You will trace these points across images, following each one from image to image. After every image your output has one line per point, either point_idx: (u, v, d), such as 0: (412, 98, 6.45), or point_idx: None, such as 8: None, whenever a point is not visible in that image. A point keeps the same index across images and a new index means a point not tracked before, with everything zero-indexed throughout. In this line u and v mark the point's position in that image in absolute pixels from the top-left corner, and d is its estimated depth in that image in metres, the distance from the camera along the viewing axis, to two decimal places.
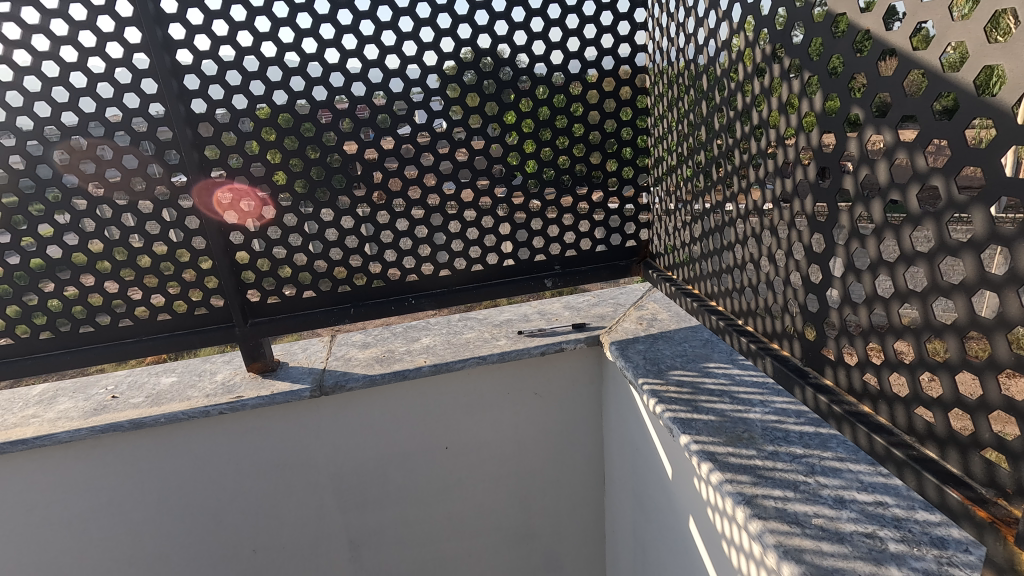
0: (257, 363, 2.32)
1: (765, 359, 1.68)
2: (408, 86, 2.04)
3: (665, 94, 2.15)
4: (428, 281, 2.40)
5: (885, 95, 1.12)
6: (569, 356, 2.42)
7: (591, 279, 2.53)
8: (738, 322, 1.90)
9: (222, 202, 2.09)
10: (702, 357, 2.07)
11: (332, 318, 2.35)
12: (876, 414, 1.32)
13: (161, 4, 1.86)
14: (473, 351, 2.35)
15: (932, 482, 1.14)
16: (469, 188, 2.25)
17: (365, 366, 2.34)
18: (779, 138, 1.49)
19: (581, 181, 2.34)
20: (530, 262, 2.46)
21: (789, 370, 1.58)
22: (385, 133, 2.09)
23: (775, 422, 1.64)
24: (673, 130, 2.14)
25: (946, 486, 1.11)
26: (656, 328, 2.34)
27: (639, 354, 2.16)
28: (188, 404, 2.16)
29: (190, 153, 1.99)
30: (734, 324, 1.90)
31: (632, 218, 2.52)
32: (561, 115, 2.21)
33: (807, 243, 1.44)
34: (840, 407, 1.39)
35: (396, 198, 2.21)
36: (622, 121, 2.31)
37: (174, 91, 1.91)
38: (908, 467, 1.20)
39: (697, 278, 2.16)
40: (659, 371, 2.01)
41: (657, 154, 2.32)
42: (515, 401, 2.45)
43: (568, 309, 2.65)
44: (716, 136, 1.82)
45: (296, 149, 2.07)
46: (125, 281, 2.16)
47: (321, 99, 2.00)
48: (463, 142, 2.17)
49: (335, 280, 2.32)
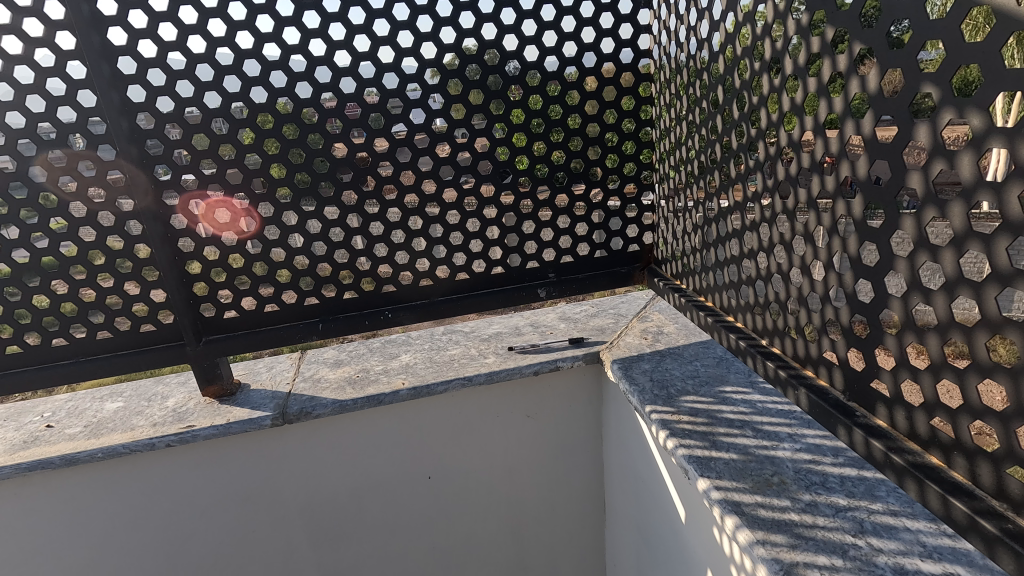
0: (213, 386, 2.05)
1: (798, 390, 1.40)
2: (380, 72, 1.79)
3: (672, 81, 1.90)
4: (407, 292, 2.14)
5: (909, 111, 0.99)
6: (566, 375, 2.14)
7: (588, 288, 2.27)
8: (761, 343, 1.64)
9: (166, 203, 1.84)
10: (717, 380, 1.81)
11: (297, 335, 2.08)
12: (949, 468, 1.06)
13: None
14: (458, 371, 2.09)
15: None
16: (452, 188, 2.00)
17: (336, 389, 2.07)
18: (818, 127, 1.22)
19: (578, 178, 2.08)
20: (521, 270, 2.20)
21: (828, 406, 1.30)
22: (355, 125, 1.84)
23: (810, 463, 1.39)
24: (682, 121, 1.88)
25: None
26: (662, 344, 2.09)
27: (645, 376, 1.90)
28: (131, 436, 1.90)
29: (127, 148, 1.73)
30: (758, 346, 1.63)
31: (634, 220, 2.25)
32: (556, 105, 1.95)
33: (854, 254, 1.17)
34: (901, 457, 1.13)
35: (369, 199, 1.95)
36: (624, 112, 2.05)
37: (106, 75, 1.65)
38: (1003, 546, 0.94)
39: (711, 289, 1.90)
40: (669, 397, 1.76)
41: (663, 148, 2.06)
42: (506, 426, 2.18)
43: (563, 321, 2.40)
44: (734, 126, 1.55)
45: (252, 143, 1.81)
46: (57, 295, 1.89)
47: (280, 86, 1.75)
48: (445, 135, 1.92)
49: (301, 292, 2.05)
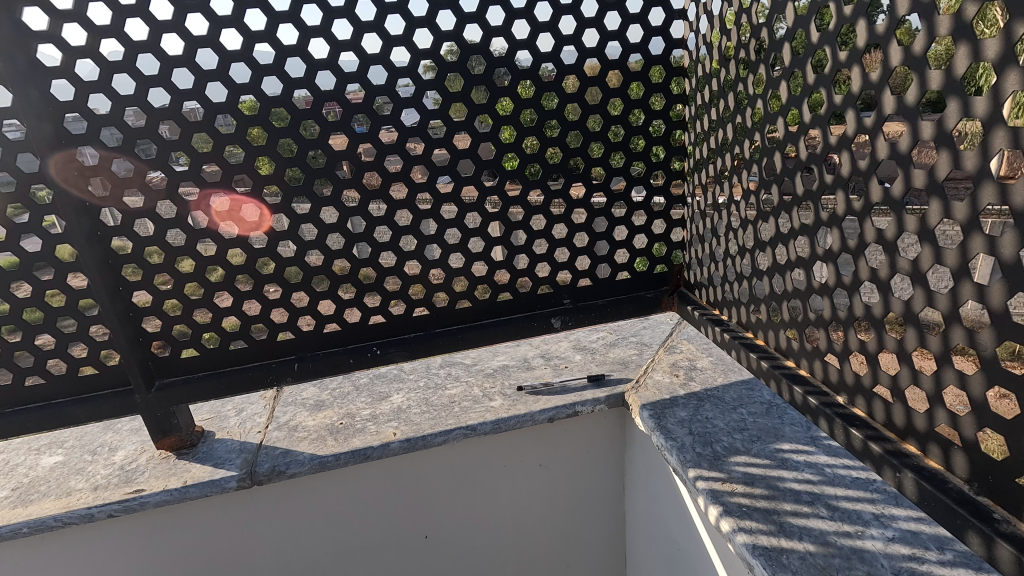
0: (168, 440, 1.73)
1: (903, 476, 1.12)
2: (365, 65, 1.49)
3: (713, 75, 1.60)
4: (399, 323, 1.82)
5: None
6: (585, 420, 1.84)
7: (609, 316, 1.96)
8: (836, 401, 1.34)
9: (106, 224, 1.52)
10: (770, 435, 1.52)
11: (269, 377, 1.76)
12: None
13: None
14: (459, 418, 1.78)
15: None
16: (451, 201, 1.69)
17: (315, 440, 1.76)
18: (942, 135, 0.91)
19: (598, 189, 1.78)
20: (531, 296, 1.89)
21: (955, 505, 1.02)
22: (335, 128, 1.54)
23: (911, 561, 1.10)
24: (726, 123, 1.56)
25: None
26: (697, 384, 1.79)
27: (682, 427, 1.60)
28: (65, 505, 1.57)
29: (53, 157, 1.41)
30: (838, 408, 1.32)
31: (661, 237, 1.93)
32: (573, 103, 1.65)
33: (996, 307, 0.88)
34: None
35: (352, 216, 1.64)
36: (652, 112, 1.75)
37: (22, 67, 1.34)
38: None
39: (761, 325, 1.59)
40: (715, 458, 1.46)
41: (699, 155, 1.76)
42: (514, 479, 1.87)
43: (578, 352, 2.09)
44: (803, 131, 1.24)
45: (211, 151, 1.50)
46: None
47: (243, 82, 1.45)
48: (442, 140, 1.62)
49: (272, 326, 1.73)
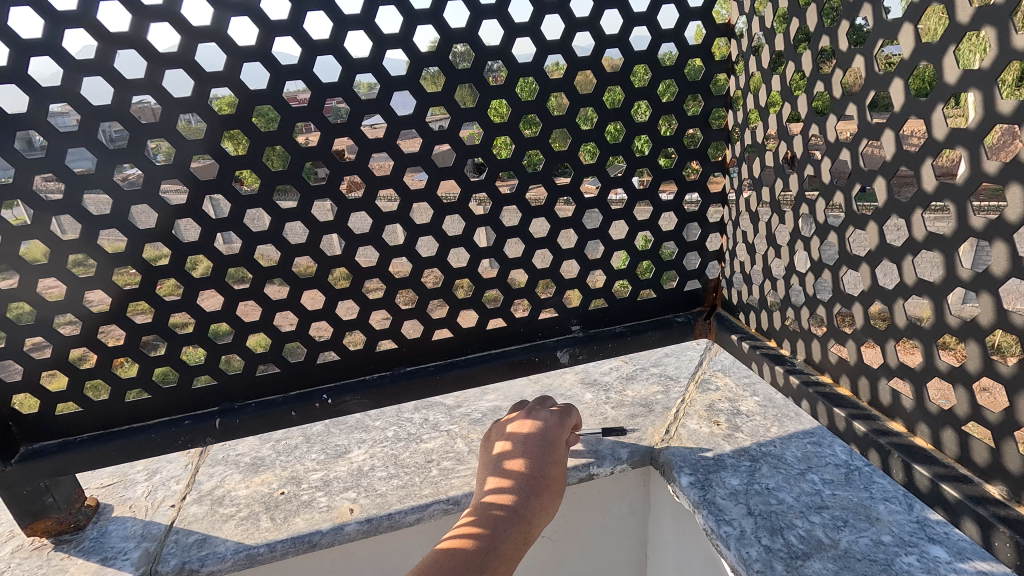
0: (42, 523, 1.28)
1: None
2: (301, 12, 1.13)
3: (773, 32, 1.20)
4: (357, 362, 1.39)
5: None
6: (601, 483, 1.42)
7: (628, 345, 1.55)
8: (995, 497, 0.86)
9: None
10: (860, 518, 1.12)
11: (183, 437, 1.31)
12: None
13: None
14: (438, 486, 1.34)
15: None
16: (424, 201, 1.29)
17: (245, 519, 1.31)
18: None
19: (615, 183, 1.39)
20: (530, 322, 1.48)
21: None
22: (264, 101, 1.14)
23: None
24: (795, 95, 1.17)
25: None
26: (745, 435, 1.40)
27: (737, 502, 1.19)
28: None
29: None
30: (998, 509, 0.85)
31: (695, 245, 1.53)
32: (587, 71, 1.27)
33: None
34: None
35: (290, 221, 1.23)
36: (689, 85, 1.36)
37: None
38: None
39: (842, 368, 1.16)
40: (792, 557, 1.05)
41: (747, 139, 1.36)
42: None
43: (589, 389, 1.69)
44: (941, 97, 0.84)
45: (78, 131, 1.07)
46: None
47: (127, 33, 1.05)
48: (410, 118, 1.22)
49: (184, 370, 1.29)
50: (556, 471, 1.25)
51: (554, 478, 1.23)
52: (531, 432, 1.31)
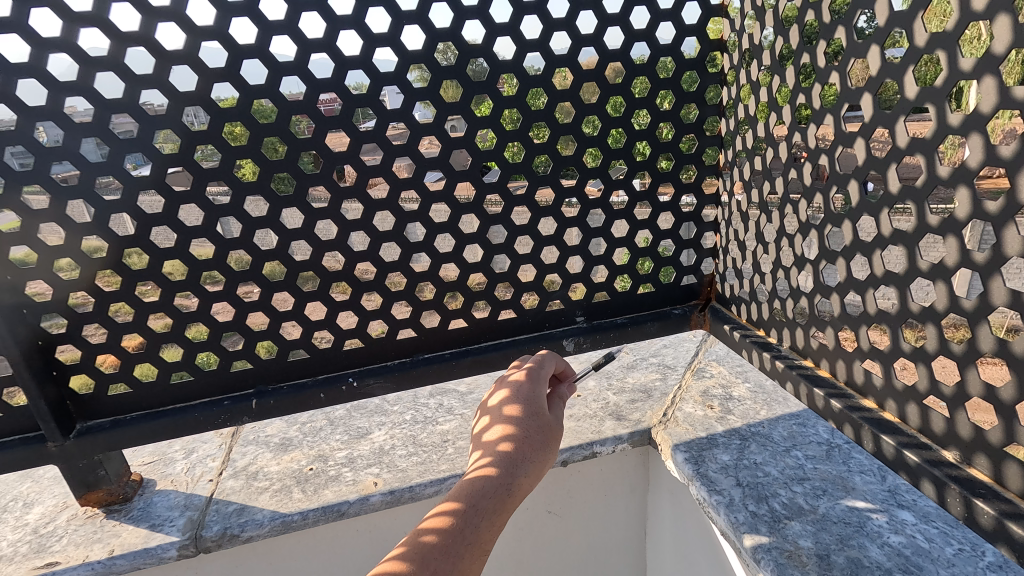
0: (94, 494, 1.41)
1: None
2: (334, 31, 1.25)
3: (763, 49, 1.32)
4: (380, 348, 1.52)
5: None
6: (603, 461, 1.54)
7: (628, 335, 1.67)
8: (948, 459, 0.99)
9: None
10: (838, 487, 1.24)
11: (222, 417, 1.43)
12: None
13: None
14: (455, 462, 1.46)
15: None
16: (443, 201, 1.41)
17: (279, 491, 1.44)
18: None
19: (617, 186, 1.50)
20: (539, 314, 1.60)
21: None
22: (300, 110, 1.25)
23: None
24: (780, 105, 1.29)
25: None
26: (736, 417, 1.52)
27: (728, 475, 1.31)
28: None
29: None
30: (951, 470, 0.97)
31: (691, 242, 1.65)
32: (591, 82, 1.39)
33: None
34: None
35: (320, 219, 1.36)
36: (685, 95, 1.48)
37: None
38: None
39: (822, 352, 1.28)
40: (774, 520, 1.17)
41: (738, 146, 1.49)
42: (518, 530, 1.56)
43: (592, 377, 1.81)
44: (903, 111, 0.96)
45: (137, 138, 1.19)
46: None
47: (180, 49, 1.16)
48: (432, 126, 1.33)
49: (224, 355, 1.41)
50: (544, 422, 1.06)
51: (542, 431, 1.05)
52: (518, 403, 1.08)
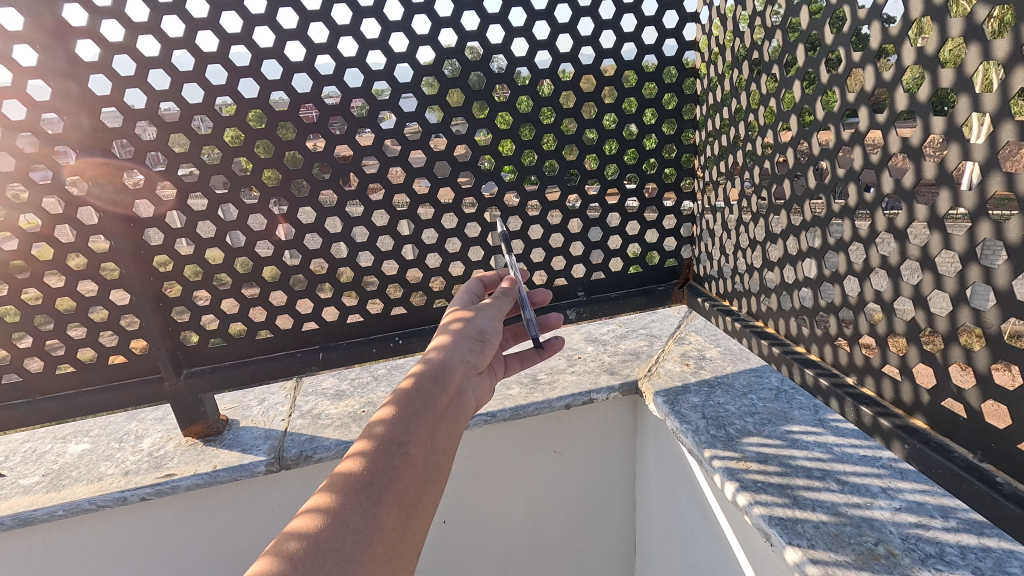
0: (195, 426, 1.78)
1: (910, 445, 1.17)
2: (391, 63, 1.55)
3: (726, 76, 1.65)
4: (419, 314, 1.88)
5: None
6: (599, 408, 1.90)
7: (620, 308, 2.02)
8: (846, 381, 1.39)
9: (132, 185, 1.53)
10: (780, 418, 1.60)
11: (295, 366, 1.80)
12: None
13: None
14: None
15: None
16: (472, 196, 1.76)
17: (339, 427, 1.80)
18: (950, 129, 0.98)
19: (610, 185, 1.84)
20: (547, 289, 1.95)
21: (957, 468, 1.08)
22: (363, 125, 1.59)
23: (916, 528, 1.18)
24: (738, 121, 1.63)
25: None
26: (708, 371, 1.87)
27: (696, 411, 1.67)
28: (98, 489, 1.61)
29: (90, 151, 1.45)
30: (846, 387, 1.37)
31: (673, 232, 2.00)
32: (590, 103, 1.71)
33: (999, 285, 0.95)
34: None
35: (377, 209, 1.70)
36: (666, 111, 1.81)
37: (62, 62, 1.38)
38: None
39: (771, 314, 1.66)
40: (728, 440, 1.53)
41: (708, 154, 1.83)
42: (531, 464, 1.91)
43: (591, 344, 2.17)
44: (816, 129, 1.30)
45: (241, 145, 1.55)
46: (8, 325, 1.59)
47: (275, 78, 1.50)
48: (463, 136, 1.68)
49: (298, 316, 1.79)
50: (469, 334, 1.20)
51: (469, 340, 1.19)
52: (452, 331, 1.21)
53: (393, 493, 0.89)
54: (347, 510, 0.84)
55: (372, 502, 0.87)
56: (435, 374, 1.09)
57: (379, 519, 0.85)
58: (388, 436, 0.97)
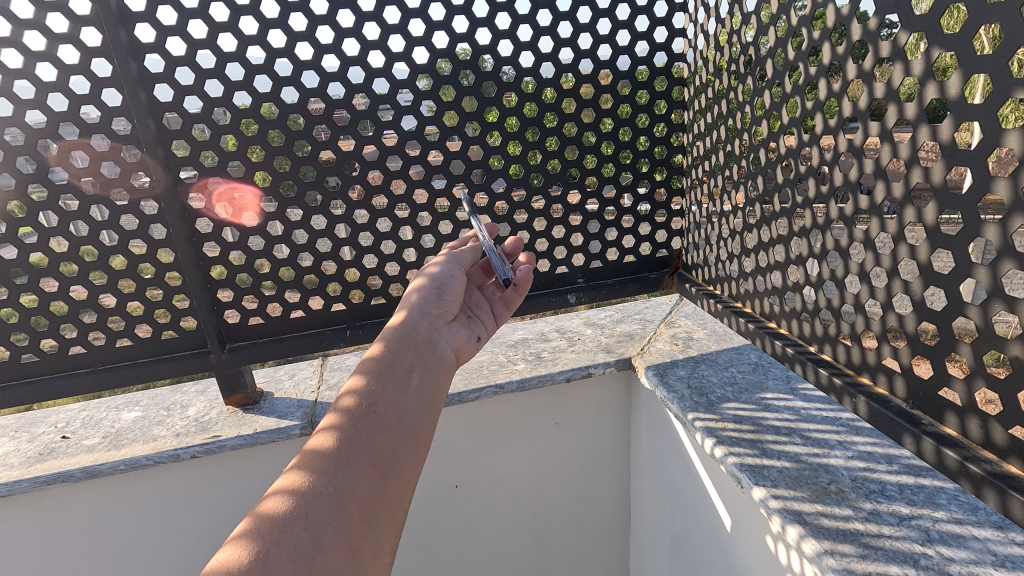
0: (236, 397, 1.98)
1: (856, 398, 1.39)
2: (414, 74, 1.76)
3: (709, 86, 1.86)
4: None
5: (946, 115, 1.05)
6: (596, 382, 2.11)
7: (616, 293, 2.23)
8: (809, 349, 1.61)
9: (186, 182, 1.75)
10: (756, 387, 1.81)
11: (325, 342, 2.02)
12: (965, 438, 1.17)
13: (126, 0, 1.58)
14: (489, 378, 2.02)
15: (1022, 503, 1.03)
16: (483, 192, 1.97)
17: None
18: (884, 132, 1.19)
19: (607, 182, 2.05)
20: (550, 276, 2.15)
21: (894, 415, 1.28)
22: (387, 127, 1.81)
23: (865, 471, 1.39)
24: (719, 125, 1.84)
25: None
26: (694, 349, 2.08)
27: (682, 382, 1.88)
28: (154, 447, 1.83)
29: (153, 150, 1.67)
30: (806, 352, 1.59)
31: (664, 225, 2.21)
32: (589, 108, 1.92)
33: (923, 260, 1.15)
34: (955, 452, 1.16)
35: (399, 202, 1.92)
36: (657, 116, 2.02)
37: (133, 73, 1.60)
38: (989, 485, 1.09)
39: (749, 295, 1.87)
40: (709, 404, 1.74)
41: (695, 154, 2.04)
42: (535, 433, 2.12)
43: (590, 327, 2.38)
44: (782, 132, 1.51)
45: (282, 145, 1.77)
46: (76, 303, 1.81)
47: (312, 86, 1.71)
48: (476, 138, 1.90)
49: (328, 298, 2.01)
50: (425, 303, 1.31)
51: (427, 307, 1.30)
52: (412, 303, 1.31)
53: (370, 448, 0.98)
54: (323, 472, 0.92)
55: (351, 457, 0.96)
56: (398, 342, 1.20)
57: (350, 477, 0.93)
58: (355, 403, 1.05)
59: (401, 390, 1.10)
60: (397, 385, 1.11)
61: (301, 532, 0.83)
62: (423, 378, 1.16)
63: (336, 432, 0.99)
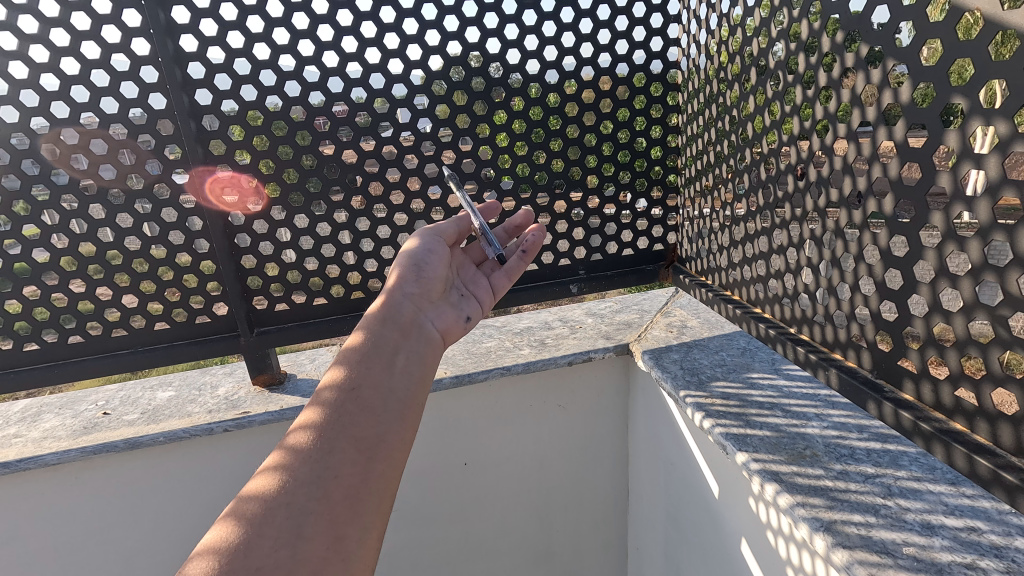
0: (261, 377, 2.15)
1: (829, 370, 1.56)
2: (430, 80, 1.92)
3: (701, 91, 2.02)
4: None
5: (900, 117, 1.20)
6: (596, 366, 2.27)
7: (615, 284, 2.39)
8: (790, 331, 1.77)
9: (218, 177, 1.90)
10: (743, 367, 1.96)
11: (345, 327, 2.19)
12: (919, 401, 1.34)
13: (172, 14, 1.74)
14: (497, 361, 2.17)
15: (961, 451, 1.21)
16: (492, 188, 2.13)
17: None
18: (850, 133, 1.34)
19: (607, 181, 2.21)
20: (554, 267, 2.31)
21: (860, 383, 1.46)
22: (405, 128, 1.97)
23: (837, 438, 1.54)
24: (710, 128, 2.00)
25: (976, 455, 1.18)
26: (688, 336, 2.24)
27: (675, 364, 2.03)
28: (189, 422, 1.99)
29: (193, 148, 1.83)
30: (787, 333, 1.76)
31: (660, 220, 2.36)
32: (590, 112, 2.08)
33: (885, 245, 1.31)
34: (909, 414, 1.33)
35: (415, 197, 2.08)
36: (653, 119, 2.18)
37: (178, 79, 1.76)
38: (937, 439, 1.26)
39: (737, 284, 2.03)
40: (700, 383, 1.89)
41: (688, 154, 2.19)
42: (539, 413, 2.28)
43: (590, 316, 2.54)
44: (765, 133, 1.67)
45: (309, 145, 1.93)
46: (120, 288, 1.97)
47: (337, 91, 1.86)
48: (486, 139, 2.06)
49: (348, 286, 2.17)
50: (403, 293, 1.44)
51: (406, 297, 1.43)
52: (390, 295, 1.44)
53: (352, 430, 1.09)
54: (309, 455, 1.03)
55: (335, 440, 1.06)
56: (379, 330, 1.31)
57: (336, 462, 1.03)
58: (340, 387, 1.16)
59: (378, 379, 1.20)
60: (383, 366, 1.23)
61: (290, 515, 0.93)
62: (407, 358, 1.29)
63: (321, 416, 1.09)
